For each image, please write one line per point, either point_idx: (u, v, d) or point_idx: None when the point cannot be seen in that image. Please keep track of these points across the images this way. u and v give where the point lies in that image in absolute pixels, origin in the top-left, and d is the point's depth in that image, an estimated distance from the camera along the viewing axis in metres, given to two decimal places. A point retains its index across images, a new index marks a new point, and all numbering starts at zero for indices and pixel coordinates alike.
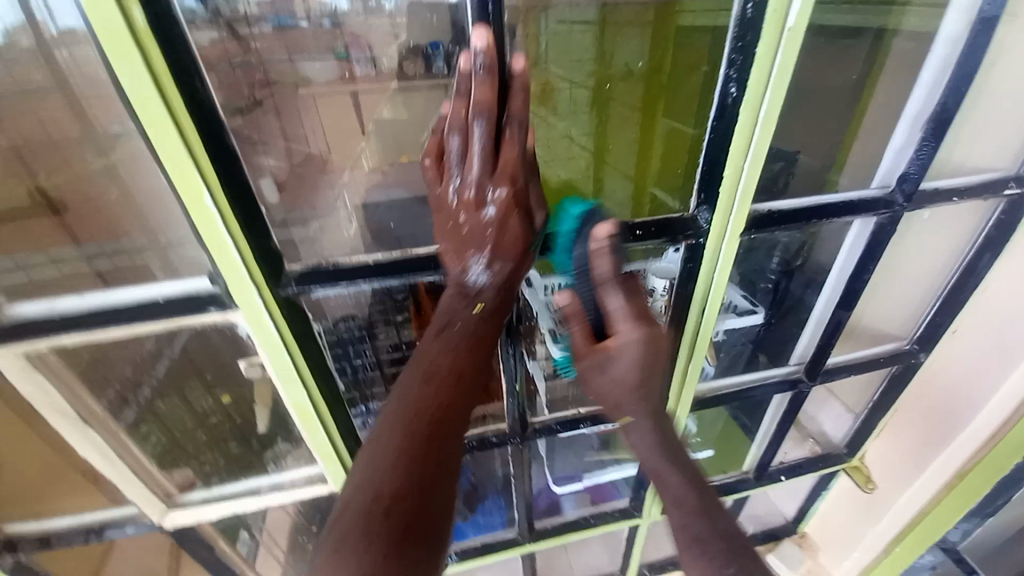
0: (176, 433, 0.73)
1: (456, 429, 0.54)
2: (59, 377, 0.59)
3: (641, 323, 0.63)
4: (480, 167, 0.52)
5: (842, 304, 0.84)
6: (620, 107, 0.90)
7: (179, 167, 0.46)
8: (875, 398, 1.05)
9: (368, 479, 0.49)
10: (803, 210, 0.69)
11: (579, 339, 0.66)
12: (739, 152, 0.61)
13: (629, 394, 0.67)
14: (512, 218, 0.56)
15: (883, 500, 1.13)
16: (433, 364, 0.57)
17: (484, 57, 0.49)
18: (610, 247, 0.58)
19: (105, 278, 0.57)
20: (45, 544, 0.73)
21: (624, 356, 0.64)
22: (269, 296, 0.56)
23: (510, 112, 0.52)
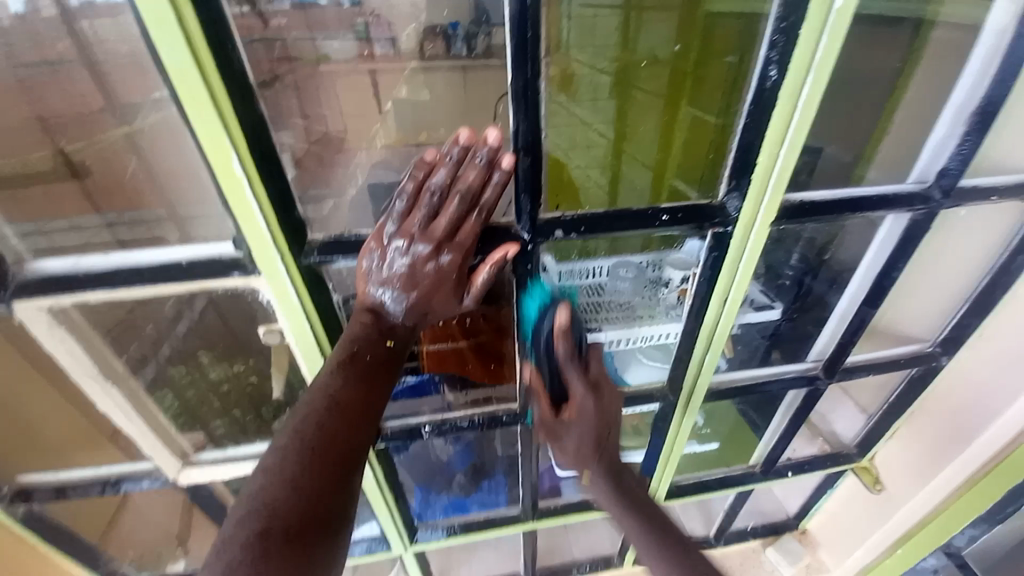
0: (197, 399, 0.74)
1: (353, 462, 0.51)
2: (82, 332, 0.60)
3: (595, 393, 0.72)
4: (440, 233, 0.54)
5: (868, 301, 0.83)
6: (642, 95, 0.76)
7: (210, 132, 0.46)
8: (891, 399, 1.03)
9: (255, 502, 0.45)
10: (838, 202, 0.67)
11: (543, 409, 0.73)
12: (777, 138, 0.59)
13: (587, 455, 0.73)
14: (444, 284, 0.57)
15: (891, 503, 1.13)
16: (337, 393, 0.53)
17: (489, 153, 0.51)
18: (566, 333, 0.68)
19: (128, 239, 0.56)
20: (60, 494, 0.73)
21: (578, 425, 0.72)
22: (292, 265, 0.56)
23: (484, 198, 0.54)
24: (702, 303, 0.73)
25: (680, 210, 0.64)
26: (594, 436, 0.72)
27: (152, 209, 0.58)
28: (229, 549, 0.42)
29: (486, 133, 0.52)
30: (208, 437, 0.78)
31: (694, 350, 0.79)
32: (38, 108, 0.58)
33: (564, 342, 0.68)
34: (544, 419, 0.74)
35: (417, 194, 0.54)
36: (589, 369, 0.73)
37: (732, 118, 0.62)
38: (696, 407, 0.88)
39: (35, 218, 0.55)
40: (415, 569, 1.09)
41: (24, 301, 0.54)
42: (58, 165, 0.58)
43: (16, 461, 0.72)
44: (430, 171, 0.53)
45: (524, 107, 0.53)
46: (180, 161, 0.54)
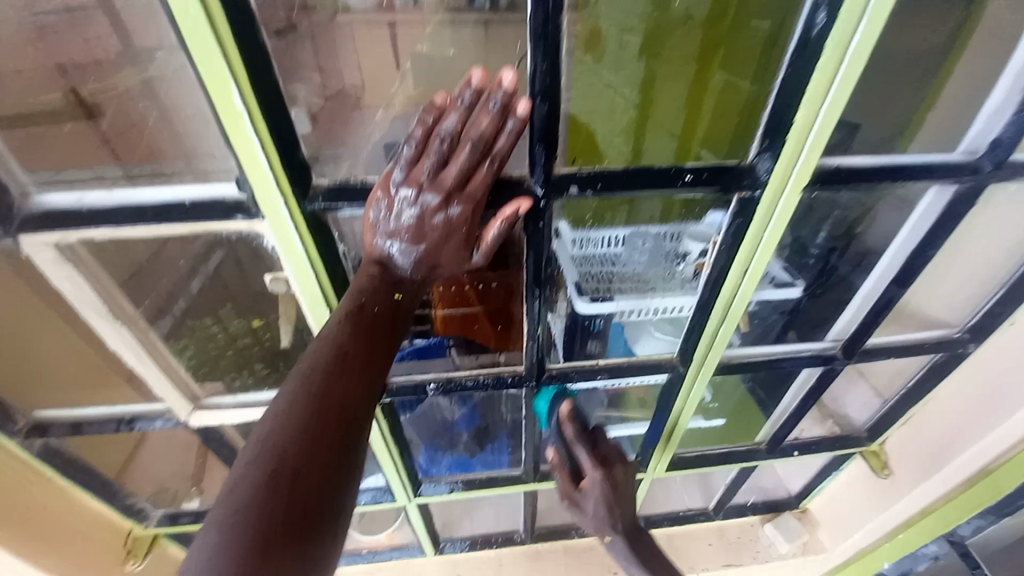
0: (208, 351, 0.75)
1: (361, 413, 0.51)
2: (91, 274, 0.60)
3: (603, 467, 0.86)
4: (450, 183, 0.52)
5: (898, 282, 0.79)
6: (669, 58, 0.65)
7: (208, 59, 0.43)
8: (909, 385, 1.01)
9: (263, 447, 0.45)
10: (875, 168, 0.63)
11: (563, 482, 0.90)
12: (820, 92, 0.54)
13: (603, 520, 0.87)
14: (453, 237, 0.55)
15: (896, 489, 1.12)
16: (344, 344, 0.52)
17: (505, 98, 0.48)
18: (569, 419, 0.86)
19: (130, 176, 0.54)
20: (76, 429, 0.77)
21: (591, 493, 0.86)
22: (296, 209, 0.54)
23: (496, 147, 0.51)
24: (721, 273, 0.70)
25: (704, 170, 0.60)
26: (608, 506, 0.86)
27: (169, 163, 0.54)
28: (239, 489, 0.43)
29: (501, 75, 0.48)
30: (226, 389, 0.79)
31: (709, 321, 0.76)
32: (55, 55, 0.54)
33: (570, 426, 0.86)
34: (566, 491, 0.89)
35: (426, 141, 0.52)
36: (598, 446, 0.88)
37: (768, 85, 0.58)
38: (706, 380, 0.86)
39: (45, 161, 0.53)
40: (417, 520, 1.13)
41: (32, 236, 0.54)
42: (71, 106, 0.54)
43: (36, 396, 0.74)
44: (439, 118, 0.51)
45: (545, 45, 0.49)
46: (182, 101, 0.52)
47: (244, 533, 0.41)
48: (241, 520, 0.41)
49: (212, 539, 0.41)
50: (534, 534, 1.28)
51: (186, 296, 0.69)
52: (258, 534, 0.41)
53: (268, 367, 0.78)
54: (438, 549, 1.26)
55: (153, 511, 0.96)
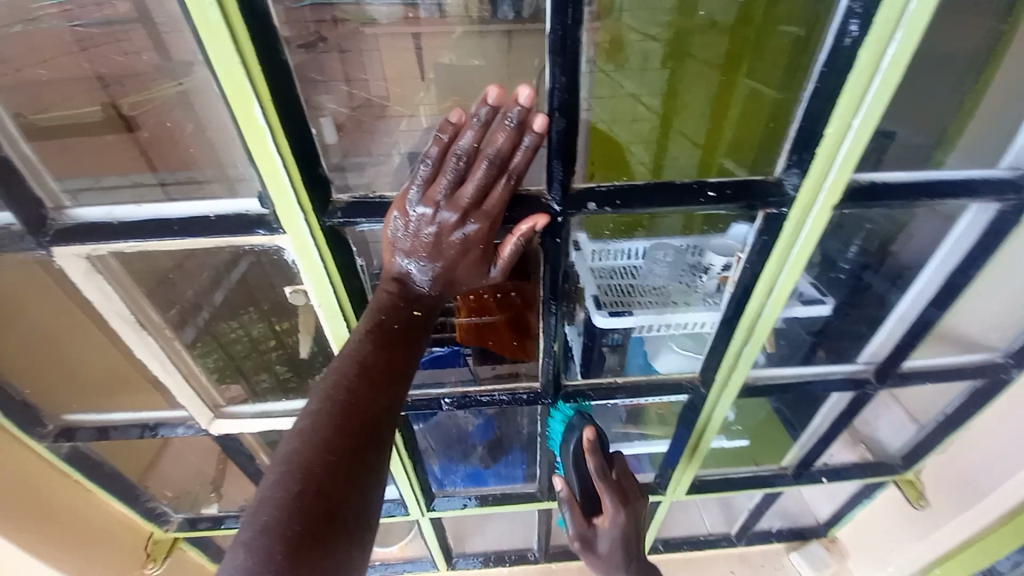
0: (229, 357, 0.77)
1: (385, 428, 0.50)
2: (119, 282, 0.62)
3: (627, 505, 0.71)
4: (466, 201, 0.52)
5: (936, 302, 0.75)
6: (696, 63, 0.69)
7: (231, 75, 0.44)
8: (948, 411, 0.95)
9: (288, 464, 0.44)
10: (911, 184, 0.60)
11: (576, 520, 0.72)
12: (850, 106, 0.51)
13: (617, 564, 0.73)
14: (470, 255, 0.55)
15: (934, 520, 1.05)
16: (366, 359, 0.51)
17: (521, 114, 0.48)
18: (593, 449, 0.69)
19: (166, 188, 0.56)
20: (103, 433, 0.78)
21: (609, 534, 0.71)
22: (315, 224, 0.55)
23: (513, 163, 0.51)
24: (744, 293, 0.68)
25: (728, 185, 0.58)
26: (627, 545, 0.72)
27: (201, 170, 0.57)
28: (264, 509, 0.42)
29: (517, 91, 0.48)
30: (249, 392, 0.80)
31: (732, 341, 0.73)
32: (96, 65, 0.59)
33: (594, 459, 0.69)
34: (579, 532, 0.72)
35: (442, 159, 0.52)
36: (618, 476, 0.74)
37: (791, 92, 0.57)
38: (729, 400, 0.83)
39: (79, 171, 0.56)
40: (431, 534, 1.12)
41: (62, 248, 0.55)
42: (107, 118, 0.60)
43: (64, 400, 0.76)
44: (455, 136, 0.50)
45: (562, 60, 0.48)
46: (212, 116, 0.54)
47: (273, 554, 0.40)
48: (270, 540, 0.40)
49: (240, 560, 0.40)
50: (549, 552, 1.25)
51: (209, 306, 0.70)
52: (287, 555, 0.40)
53: (286, 374, 0.80)
54: (451, 564, 1.24)
55: (173, 515, 0.97)
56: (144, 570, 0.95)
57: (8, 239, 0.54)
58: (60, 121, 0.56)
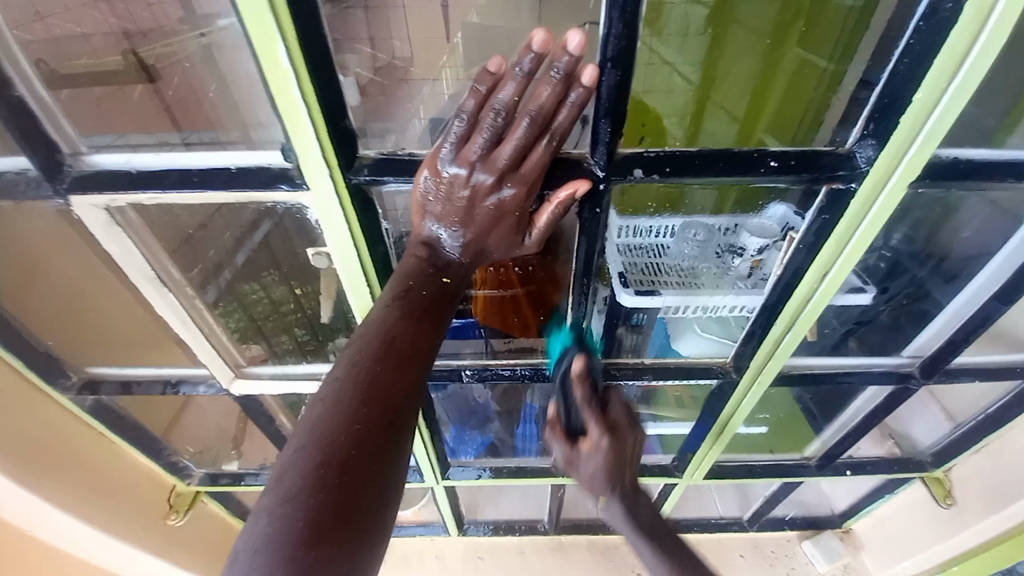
0: (255, 317, 0.76)
1: (411, 399, 0.47)
2: (139, 236, 0.60)
3: (614, 437, 0.62)
4: (504, 161, 0.48)
5: (1001, 297, 0.69)
6: (743, 32, 0.62)
7: (253, 8, 0.39)
8: (990, 410, 0.90)
9: (312, 432, 0.43)
10: (994, 163, 0.54)
11: (555, 439, 0.65)
12: (946, 72, 0.45)
13: (600, 491, 0.64)
14: (504, 221, 0.52)
15: (959, 521, 1.02)
16: (393, 329, 0.49)
17: (568, 65, 0.43)
18: (580, 376, 0.62)
19: (187, 142, 0.53)
20: (125, 388, 0.78)
21: (590, 461, 0.62)
22: (340, 180, 0.51)
23: (556, 123, 0.46)
24: (792, 279, 0.62)
25: (792, 156, 0.52)
26: (610, 479, 0.62)
27: (226, 130, 0.53)
28: (288, 474, 0.41)
29: (565, 38, 0.43)
30: (268, 351, 0.80)
31: (773, 328, 0.69)
32: (120, 17, 0.59)
33: (580, 387, 0.62)
34: (561, 455, 0.64)
35: (478, 114, 0.47)
36: (609, 409, 0.64)
37: (848, 60, 0.52)
38: (761, 388, 0.79)
39: (104, 129, 0.53)
40: (444, 502, 1.14)
41: (81, 198, 0.53)
42: (128, 67, 0.59)
43: (86, 353, 0.76)
44: (494, 88, 0.46)
45: (622, 3, 0.42)
46: (241, 70, 0.50)
47: (296, 520, 0.39)
48: (293, 506, 0.39)
49: (263, 527, 0.39)
50: (558, 526, 1.27)
51: (231, 267, 0.68)
52: (310, 523, 0.39)
53: (308, 334, 0.78)
54: (462, 531, 1.27)
55: (195, 470, 1.00)
56: (167, 521, 0.99)
57: (26, 185, 0.52)
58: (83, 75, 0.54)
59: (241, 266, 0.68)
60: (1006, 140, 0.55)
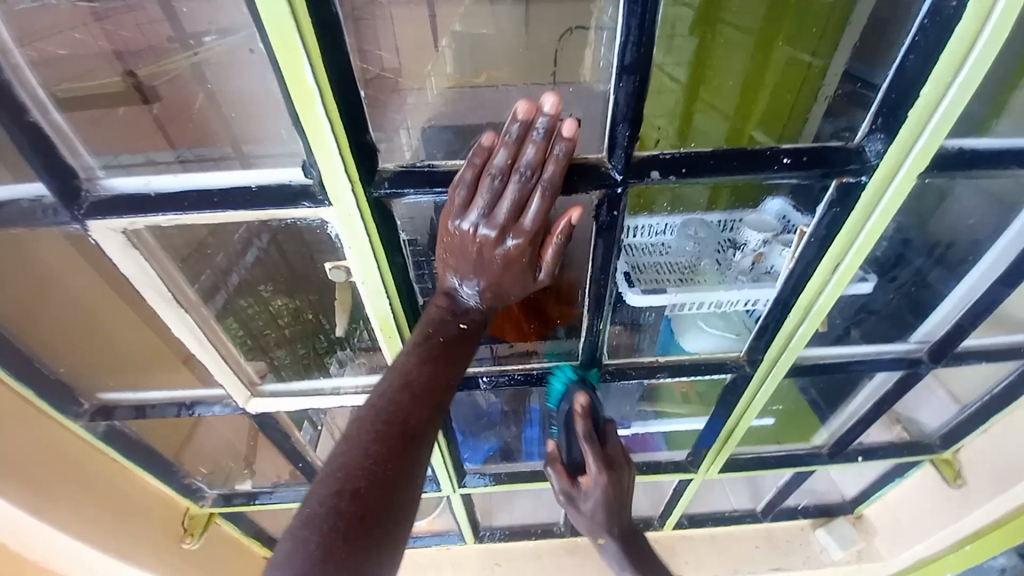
0: (254, 332, 0.75)
1: (424, 435, 0.52)
2: (155, 257, 0.59)
3: (610, 469, 0.71)
4: (503, 216, 0.50)
5: (1005, 280, 0.70)
6: (731, 29, 0.65)
7: (279, 27, 0.39)
8: (995, 390, 0.92)
9: (333, 463, 0.47)
10: (997, 151, 0.55)
11: (560, 475, 0.74)
12: (952, 65, 0.46)
13: (599, 529, 0.74)
14: (513, 267, 0.54)
15: (969, 502, 1.04)
16: (411, 372, 0.54)
17: (548, 123, 0.45)
18: (581, 414, 0.67)
19: (183, 160, 0.53)
20: (140, 412, 0.77)
21: (591, 495, 0.72)
22: (362, 195, 0.51)
23: (546, 174, 0.48)
24: (805, 272, 0.63)
25: (805, 151, 0.53)
26: (608, 510, 0.72)
27: (218, 145, 0.54)
28: (310, 501, 0.45)
29: (540, 101, 0.45)
30: (270, 365, 0.79)
31: (786, 321, 0.69)
32: (114, 40, 0.54)
33: (581, 424, 0.68)
34: (563, 489, 0.74)
35: (476, 181, 0.50)
36: (607, 445, 0.73)
37: (833, 56, 0.59)
38: (776, 380, 0.80)
39: (117, 146, 0.52)
40: (460, 509, 1.13)
41: (98, 222, 0.53)
42: (128, 89, 0.55)
43: (99, 378, 0.76)
44: (486, 157, 0.49)
45: (641, 10, 0.42)
46: (255, 88, 0.51)
47: (311, 542, 0.42)
48: (309, 528, 0.43)
49: (284, 547, 0.42)
50: (574, 528, 1.27)
51: (239, 270, 0.67)
52: (322, 545, 0.42)
53: (308, 347, 0.79)
54: (477, 538, 1.26)
55: (208, 491, 0.99)
56: (183, 544, 0.97)
57: (42, 212, 0.52)
58: (86, 91, 0.51)
59: (251, 266, 0.66)
60: (1004, 129, 0.57)
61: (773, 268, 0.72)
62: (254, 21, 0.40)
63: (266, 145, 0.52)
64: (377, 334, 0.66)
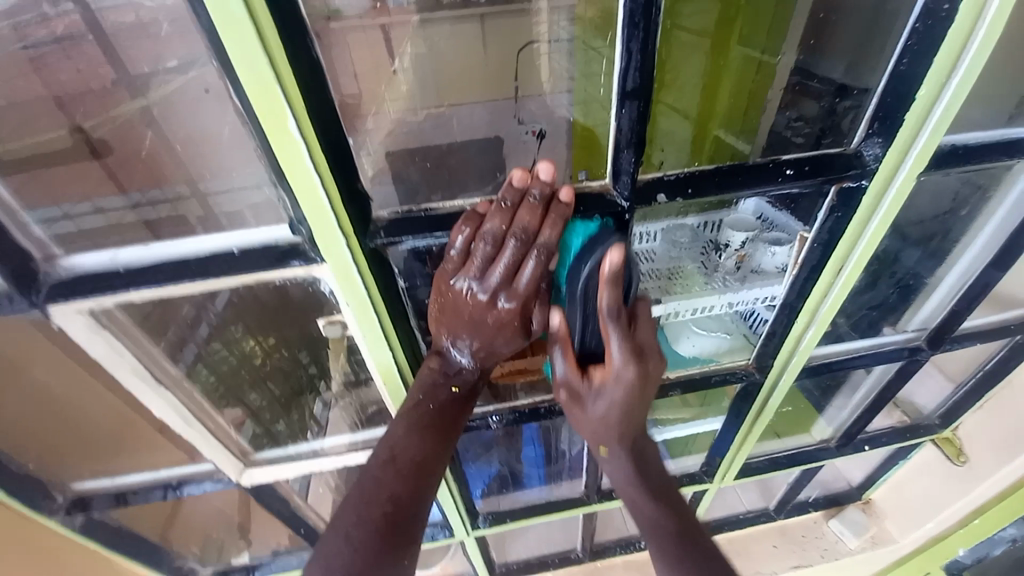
0: (223, 371, 0.66)
1: (413, 512, 0.50)
2: (127, 334, 0.54)
3: (637, 361, 0.54)
4: (496, 279, 0.49)
5: (996, 263, 0.72)
6: (689, 32, 0.58)
7: (260, 84, 0.36)
8: (987, 366, 0.94)
9: (318, 554, 0.47)
10: (982, 145, 0.57)
11: (570, 367, 0.56)
12: (944, 68, 0.47)
13: (611, 431, 0.58)
14: (507, 328, 0.53)
15: (974, 477, 1.06)
16: (396, 445, 0.53)
17: (545, 192, 0.46)
18: (610, 280, 0.48)
19: (156, 229, 0.48)
20: (120, 499, 0.72)
21: (609, 390, 0.56)
22: (357, 248, 0.48)
23: (543, 238, 0.47)
24: (811, 275, 0.63)
25: (805, 161, 0.53)
26: (626, 409, 0.57)
27: (173, 185, 0.50)
28: None
29: (538, 168, 0.46)
30: (247, 412, 0.71)
31: (796, 325, 0.69)
32: (53, 87, 0.47)
33: (609, 294, 0.49)
34: (569, 380, 0.57)
35: (469, 246, 0.49)
36: (634, 326, 0.55)
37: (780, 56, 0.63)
38: (790, 381, 0.79)
39: (57, 200, 0.46)
40: (475, 550, 1.08)
41: (61, 306, 0.47)
42: (80, 144, 0.48)
43: (72, 465, 0.69)
44: (478, 221, 0.48)
45: (642, 35, 0.41)
46: (230, 144, 0.47)
47: None
48: None
49: None
50: (593, 551, 1.22)
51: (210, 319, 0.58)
52: None
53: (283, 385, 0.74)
54: None
55: (202, 569, 0.91)
56: None
57: None
58: (28, 151, 0.45)
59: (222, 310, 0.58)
60: (983, 122, 0.58)
61: (759, 267, 0.71)
62: (229, 81, 0.37)
63: (225, 179, 0.48)
64: (377, 383, 0.62)
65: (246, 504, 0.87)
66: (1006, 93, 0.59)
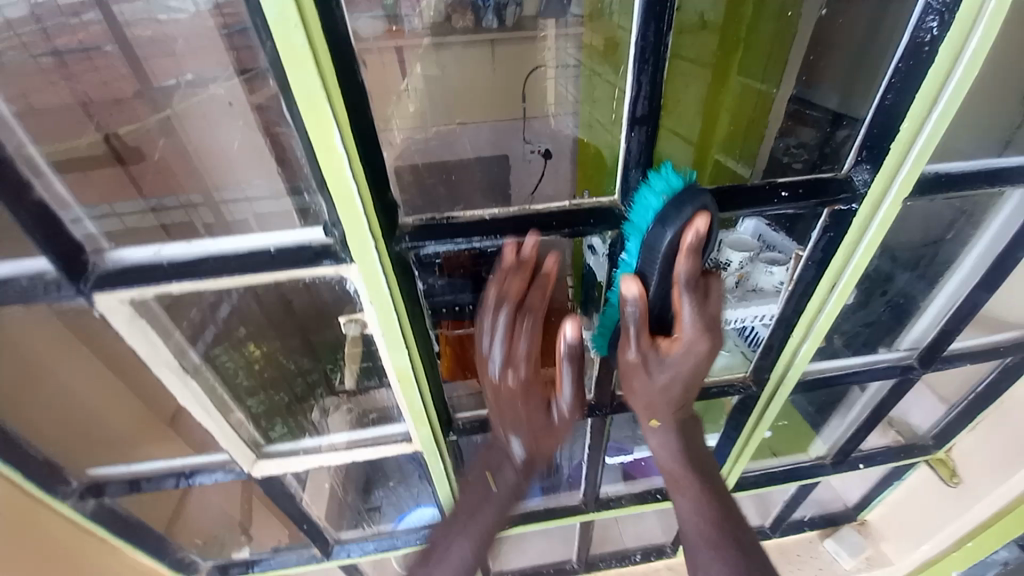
0: (228, 380, 0.69)
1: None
2: (159, 324, 0.57)
3: (708, 333, 0.57)
4: (501, 349, 0.60)
5: (983, 286, 0.75)
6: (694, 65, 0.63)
7: (308, 100, 0.40)
8: (979, 388, 0.97)
9: None
10: (966, 173, 0.60)
11: (642, 332, 0.56)
12: (927, 103, 0.51)
13: (669, 400, 0.63)
14: (527, 392, 0.63)
15: (968, 498, 1.07)
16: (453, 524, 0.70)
17: (523, 261, 0.55)
18: (694, 248, 0.50)
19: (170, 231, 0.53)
20: (133, 486, 0.74)
21: (677, 353, 0.59)
22: (384, 250, 0.51)
23: (530, 302, 0.58)
24: (807, 290, 0.66)
25: (801, 185, 0.56)
26: (691, 374, 0.61)
27: (187, 193, 0.59)
28: None
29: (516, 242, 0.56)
30: (248, 416, 0.72)
31: (791, 339, 0.72)
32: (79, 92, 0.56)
33: (688, 264, 0.51)
34: (640, 345, 0.57)
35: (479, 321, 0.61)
36: (708, 300, 0.57)
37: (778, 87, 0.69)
38: (785, 395, 0.81)
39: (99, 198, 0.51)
40: None
41: (103, 295, 0.50)
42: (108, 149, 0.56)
43: (84, 457, 0.71)
44: (486, 301, 0.59)
45: (651, 69, 0.46)
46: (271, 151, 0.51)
47: None
48: None
49: None
50: (588, 565, 1.22)
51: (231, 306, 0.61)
52: None
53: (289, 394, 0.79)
54: None
55: (202, 563, 0.92)
56: None
57: (43, 288, 0.49)
58: (69, 152, 0.50)
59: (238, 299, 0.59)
60: (967, 152, 0.62)
61: (757, 286, 0.75)
62: (281, 95, 0.41)
63: (239, 191, 0.58)
64: (393, 384, 0.65)
65: (250, 499, 0.89)
66: (986, 127, 0.64)
